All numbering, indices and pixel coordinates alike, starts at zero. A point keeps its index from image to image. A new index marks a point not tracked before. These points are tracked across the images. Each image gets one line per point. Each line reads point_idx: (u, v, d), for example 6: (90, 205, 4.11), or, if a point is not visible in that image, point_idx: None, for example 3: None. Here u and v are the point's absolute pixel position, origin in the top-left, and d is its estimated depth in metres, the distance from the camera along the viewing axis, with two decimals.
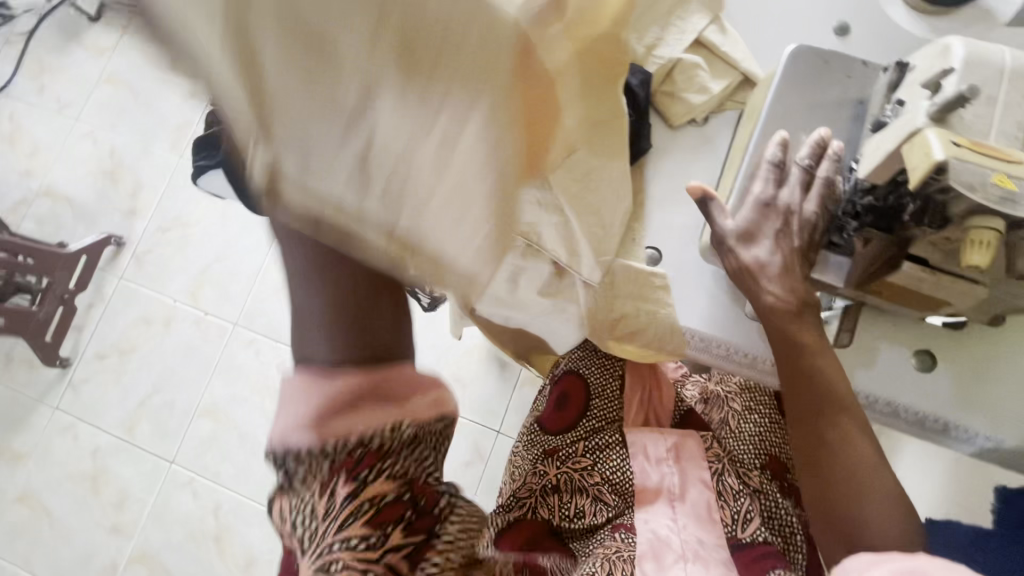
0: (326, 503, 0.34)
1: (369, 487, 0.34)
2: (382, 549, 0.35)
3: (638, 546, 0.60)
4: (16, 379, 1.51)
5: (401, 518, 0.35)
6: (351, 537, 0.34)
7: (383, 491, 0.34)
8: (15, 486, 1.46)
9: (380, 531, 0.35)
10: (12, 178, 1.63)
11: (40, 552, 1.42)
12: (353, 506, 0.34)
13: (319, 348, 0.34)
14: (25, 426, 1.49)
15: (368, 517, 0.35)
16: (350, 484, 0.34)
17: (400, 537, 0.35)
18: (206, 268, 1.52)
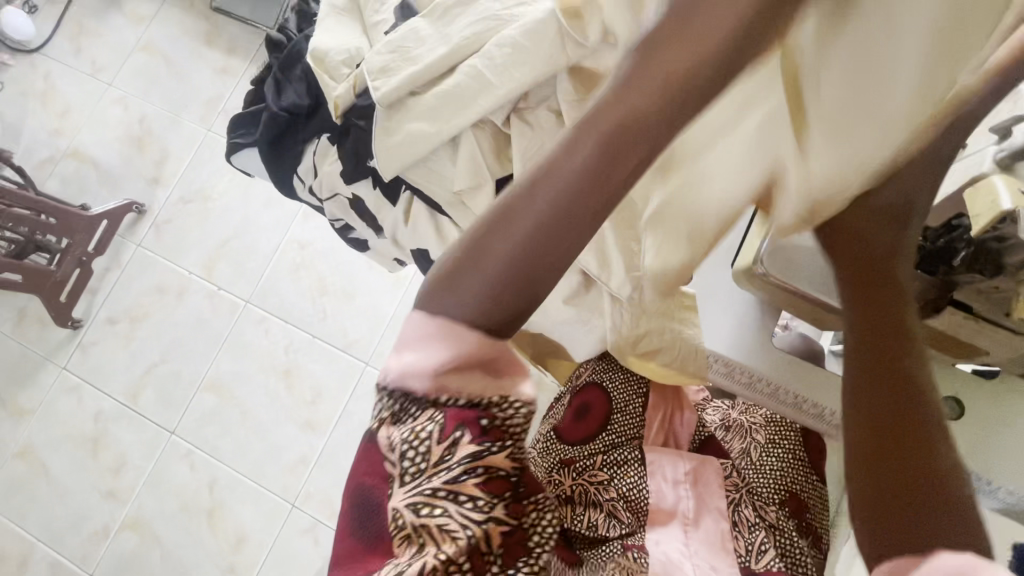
0: (444, 454, 0.41)
1: (488, 452, 0.41)
2: (482, 508, 0.42)
3: (649, 565, 0.60)
4: (27, 336, 1.53)
5: (506, 496, 0.43)
6: (464, 498, 0.41)
7: (499, 462, 0.42)
8: (16, 441, 1.47)
9: (483, 491, 0.42)
10: (40, 136, 1.64)
11: (35, 509, 1.43)
12: (469, 462, 0.41)
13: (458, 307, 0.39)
14: (32, 383, 1.50)
15: (482, 482, 0.42)
16: (478, 456, 0.41)
17: (502, 511, 0.43)
18: (224, 243, 1.53)
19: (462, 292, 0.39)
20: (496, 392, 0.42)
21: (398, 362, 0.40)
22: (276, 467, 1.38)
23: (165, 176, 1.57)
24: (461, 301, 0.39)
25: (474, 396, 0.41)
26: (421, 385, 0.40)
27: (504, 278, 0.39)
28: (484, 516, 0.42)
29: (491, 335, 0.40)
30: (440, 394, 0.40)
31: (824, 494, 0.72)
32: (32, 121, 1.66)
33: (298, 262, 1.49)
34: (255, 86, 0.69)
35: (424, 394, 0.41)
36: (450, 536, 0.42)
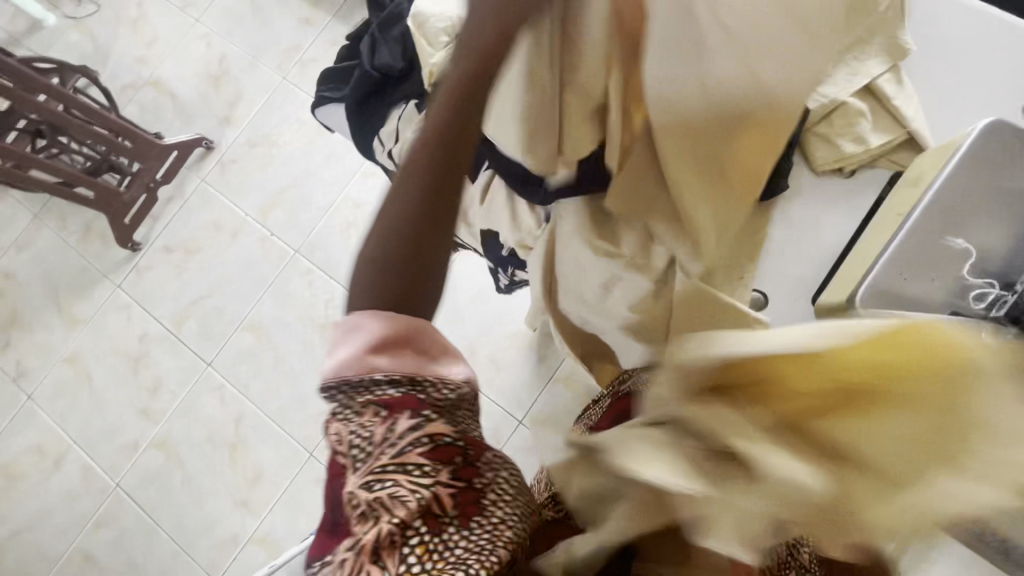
0: (386, 431, 0.38)
1: (426, 418, 0.39)
2: (433, 477, 0.37)
3: None
4: (89, 251, 1.60)
5: (457, 459, 0.38)
6: (412, 466, 0.37)
7: (439, 428, 0.39)
8: (67, 347, 1.56)
9: (428, 457, 0.38)
10: (127, 61, 1.70)
11: (76, 413, 1.52)
12: (410, 433, 0.38)
13: (362, 305, 0.42)
14: (89, 294, 1.58)
15: (430, 449, 0.38)
16: (420, 422, 0.39)
17: (451, 477, 0.37)
18: (282, 190, 1.55)
19: (361, 289, 0.42)
20: (421, 368, 0.40)
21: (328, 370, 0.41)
22: (301, 415, 1.42)
23: (237, 117, 1.60)
24: (365, 301, 0.42)
25: (407, 373, 0.40)
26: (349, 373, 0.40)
27: (382, 276, 0.41)
28: (434, 482, 0.37)
29: (393, 312, 0.41)
30: (369, 374, 0.40)
31: None
32: (121, 46, 1.71)
33: (351, 220, 1.51)
34: (350, 41, 0.68)
35: (359, 382, 0.40)
36: (403, 507, 0.36)
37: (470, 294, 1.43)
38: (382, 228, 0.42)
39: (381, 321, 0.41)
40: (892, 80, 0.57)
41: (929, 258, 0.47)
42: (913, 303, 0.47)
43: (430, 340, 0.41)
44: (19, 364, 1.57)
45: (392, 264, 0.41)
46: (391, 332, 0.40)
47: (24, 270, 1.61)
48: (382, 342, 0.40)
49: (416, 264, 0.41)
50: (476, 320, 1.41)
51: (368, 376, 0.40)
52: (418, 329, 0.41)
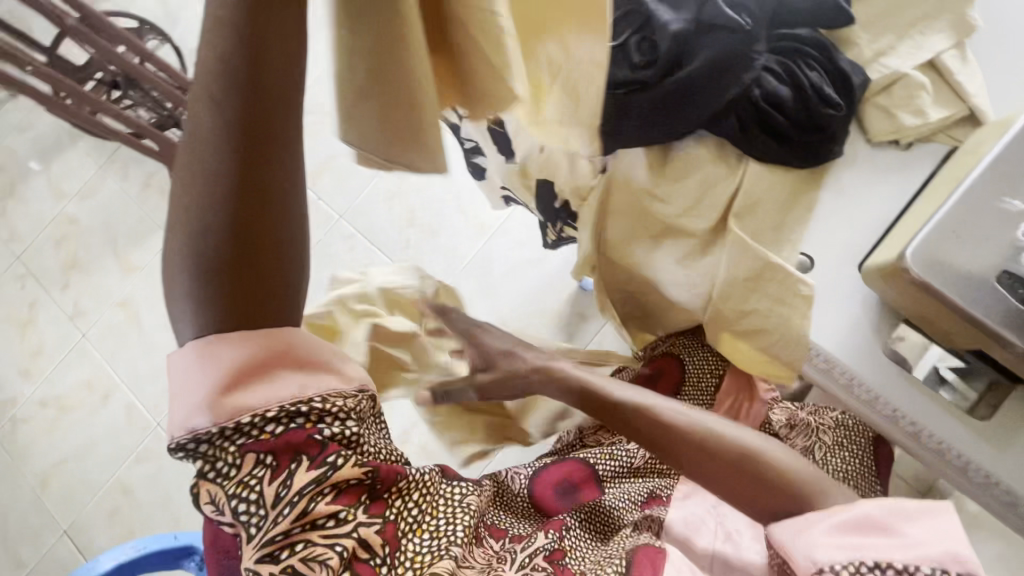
0: (281, 490, 0.46)
1: (332, 469, 0.47)
2: (348, 523, 0.49)
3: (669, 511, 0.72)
4: (147, 203, 1.69)
5: (361, 497, 0.50)
6: (322, 515, 0.48)
7: (346, 478, 0.48)
8: (120, 291, 1.65)
9: (337, 505, 0.48)
10: (193, 27, 1.78)
11: (124, 354, 1.61)
12: (313, 488, 0.47)
13: (187, 330, 0.46)
14: (144, 244, 1.67)
15: (333, 495, 0.48)
16: (317, 476, 0.47)
17: (362, 512, 0.49)
18: (330, 157, 1.60)
19: (187, 314, 0.45)
20: (277, 402, 0.46)
21: (179, 423, 0.45)
22: None
23: None
24: (187, 324, 0.46)
25: (272, 410, 0.46)
26: (205, 425, 0.45)
27: (206, 294, 0.45)
28: (351, 525, 0.49)
29: (220, 337, 0.45)
30: (227, 424, 0.45)
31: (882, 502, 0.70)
32: (189, 12, 1.79)
33: (393, 190, 1.56)
34: None
35: (229, 440, 0.45)
36: (328, 565, 0.47)
37: (506, 269, 1.46)
38: (192, 250, 0.44)
39: (219, 360, 0.45)
40: (957, 56, 0.57)
41: (980, 220, 0.48)
42: (958, 267, 0.48)
43: (284, 360, 0.47)
44: (76, 305, 1.66)
45: (209, 283, 0.45)
46: (236, 369, 0.45)
47: (86, 217, 1.71)
48: (246, 385, 0.46)
49: (242, 284, 0.45)
50: (508, 294, 1.44)
51: (238, 423, 0.45)
52: (260, 359, 0.46)
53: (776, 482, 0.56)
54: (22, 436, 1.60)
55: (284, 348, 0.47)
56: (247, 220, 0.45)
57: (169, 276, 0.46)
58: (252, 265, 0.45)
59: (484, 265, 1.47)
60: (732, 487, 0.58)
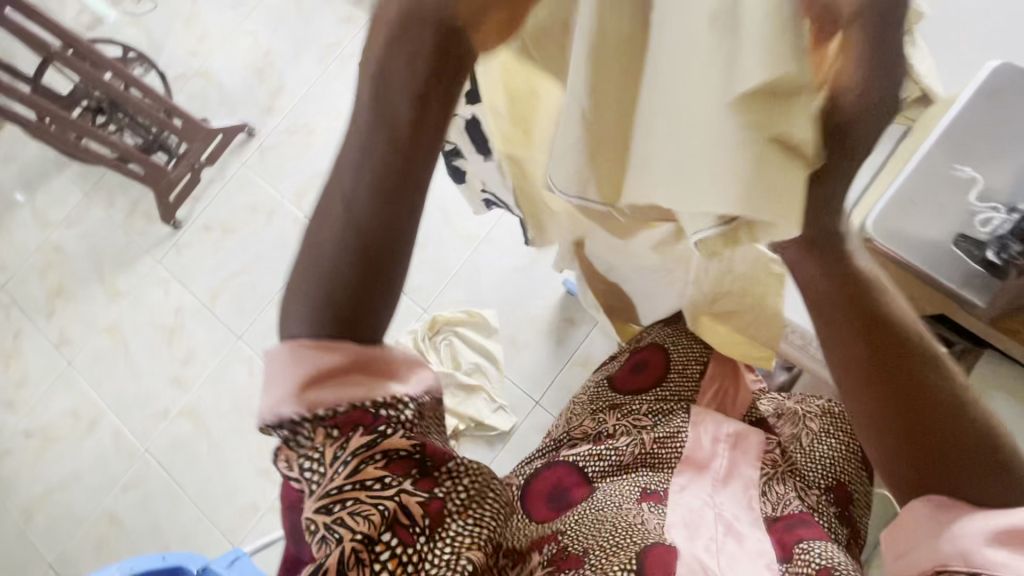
0: (337, 450, 0.43)
1: (383, 436, 0.44)
2: (391, 487, 0.44)
3: (668, 517, 0.59)
4: (134, 227, 1.69)
5: (410, 470, 0.44)
6: (370, 480, 0.43)
7: (397, 445, 0.44)
8: (106, 317, 1.64)
9: (388, 471, 0.44)
10: (179, 54, 1.81)
11: (111, 380, 1.59)
12: (365, 451, 0.43)
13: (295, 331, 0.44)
14: (130, 269, 1.66)
15: (384, 464, 0.44)
16: (373, 440, 0.43)
17: (410, 483, 0.44)
18: (318, 175, 1.62)
19: (296, 314, 0.44)
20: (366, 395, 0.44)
21: (270, 407, 0.43)
22: None
23: (278, 106, 1.70)
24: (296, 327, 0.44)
25: (356, 400, 0.43)
26: (290, 412, 0.43)
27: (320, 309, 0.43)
28: (395, 490, 0.44)
29: (327, 337, 0.43)
30: (314, 409, 0.43)
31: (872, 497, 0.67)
32: (174, 40, 1.83)
33: None
34: None
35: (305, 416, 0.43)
36: (368, 520, 0.43)
37: (494, 278, 1.47)
38: (316, 271, 0.43)
39: (325, 359, 0.43)
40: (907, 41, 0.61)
41: None
42: None
43: (383, 370, 0.45)
44: (61, 332, 1.65)
45: (323, 301, 0.43)
46: (329, 366, 0.43)
47: (71, 244, 1.71)
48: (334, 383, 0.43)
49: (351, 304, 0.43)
50: (497, 303, 1.45)
51: (316, 414, 0.43)
52: (354, 360, 0.43)
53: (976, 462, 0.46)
54: (7, 469, 1.56)
55: (369, 355, 0.44)
56: (361, 250, 0.43)
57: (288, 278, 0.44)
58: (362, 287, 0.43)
59: (472, 274, 1.48)
60: (922, 439, 0.47)
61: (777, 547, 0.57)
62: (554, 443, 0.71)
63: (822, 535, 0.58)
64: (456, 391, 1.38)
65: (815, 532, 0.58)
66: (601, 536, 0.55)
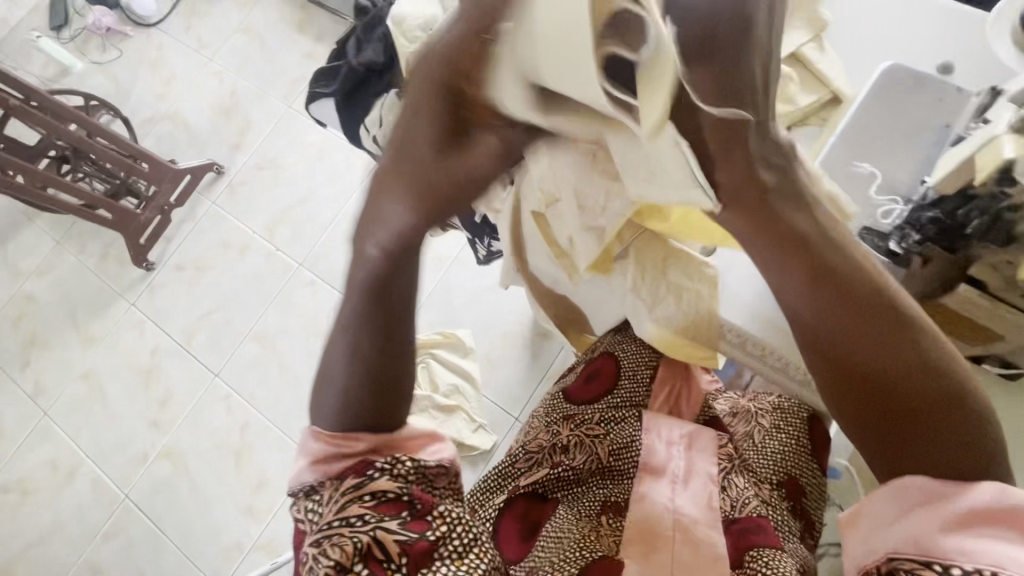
0: (334, 493, 0.47)
1: (371, 479, 0.47)
2: (370, 524, 0.45)
3: (626, 531, 0.61)
4: (107, 272, 1.69)
5: (399, 514, 0.46)
6: (353, 519, 0.45)
7: (385, 487, 0.47)
8: (82, 364, 1.63)
9: (377, 513, 0.46)
10: (146, 99, 1.84)
11: (89, 428, 1.57)
12: (354, 491, 0.46)
13: (325, 420, 0.49)
14: (105, 313, 1.66)
15: (374, 506, 0.46)
16: (365, 484, 0.47)
17: (393, 526, 0.45)
18: (288, 208, 1.64)
19: (328, 405, 0.49)
20: (380, 459, 0.48)
21: (295, 477, 0.49)
22: (302, 418, 1.47)
23: (246, 143, 1.72)
24: (328, 417, 0.49)
25: (368, 460, 0.47)
26: (308, 479, 0.48)
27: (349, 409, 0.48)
28: (373, 525, 0.45)
29: (360, 426, 0.48)
30: (328, 473, 0.47)
31: (824, 487, 0.70)
32: (141, 86, 1.86)
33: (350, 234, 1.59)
34: (338, 45, 0.77)
35: (321, 479, 0.47)
36: (342, 549, 0.44)
37: (466, 297, 1.49)
38: (345, 369, 0.49)
39: (355, 443, 0.48)
40: (816, 48, 0.64)
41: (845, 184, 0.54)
42: None
43: (403, 444, 0.49)
44: (36, 382, 1.63)
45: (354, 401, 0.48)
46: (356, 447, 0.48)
47: (44, 293, 1.70)
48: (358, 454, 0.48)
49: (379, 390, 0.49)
50: (471, 322, 1.46)
51: (328, 476, 0.47)
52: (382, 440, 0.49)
53: (940, 434, 0.43)
54: None
55: (390, 437, 0.49)
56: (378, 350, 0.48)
57: (319, 376, 0.50)
58: (380, 375, 0.49)
59: (445, 295, 1.50)
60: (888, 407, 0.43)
61: (729, 551, 0.59)
62: (511, 459, 0.70)
63: (777, 543, 0.59)
64: (435, 413, 1.37)
65: (768, 537, 0.59)
66: (558, 548, 0.60)
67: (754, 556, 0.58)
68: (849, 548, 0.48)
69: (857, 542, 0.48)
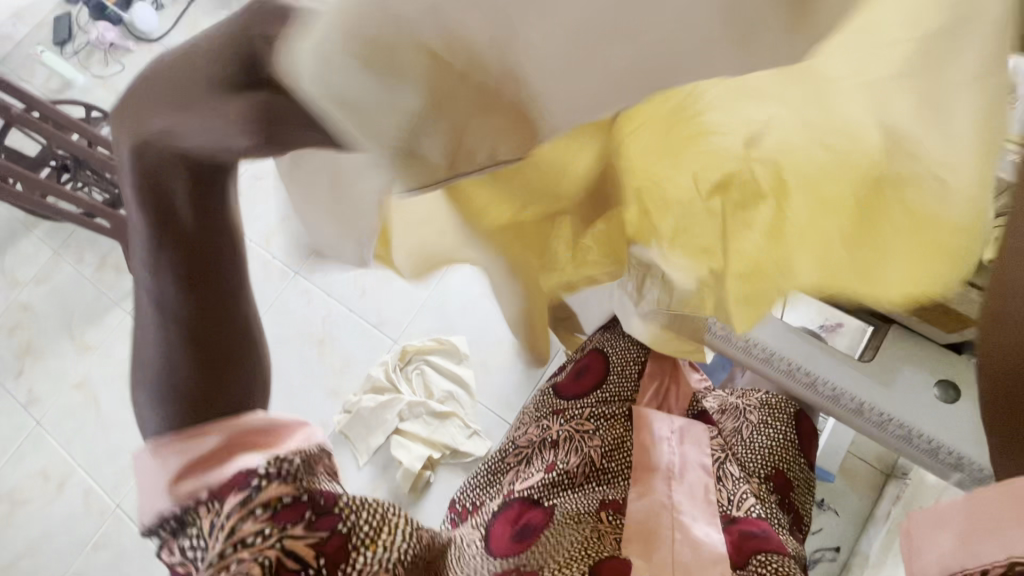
0: (213, 517, 0.41)
1: (258, 490, 0.41)
2: (273, 537, 0.43)
3: (626, 527, 0.60)
4: (104, 281, 1.70)
5: (303, 516, 0.44)
6: (250, 538, 0.42)
7: (278, 495, 0.42)
8: (76, 372, 1.63)
9: (273, 525, 0.42)
10: None
11: (82, 437, 1.56)
12: (239, 512, 0.41)
13: (150, 426, 0.40)
14: (101, 322, 1.66)
15: (269, 516, 0.42)
16: (248, 500, 0.41)
17: (302, 530, 0.44)
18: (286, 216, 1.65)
19: (147, 410, 0.40)
20: (246, 464, 0.41)
21: (145, 511, 0.41)
22: None
23: None
24: (150, 423, 0.40)
25: (237, 472, 0.40)
26: (166, 506, 0.40)
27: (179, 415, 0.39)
28: (279, 538, 0.43)
29: (180, 425, 0.39)
30: (189, 500, 0.40)
31: (811, 483, 0.72)
32: None
33: None
34: None
35: (179, 511, 0.40)
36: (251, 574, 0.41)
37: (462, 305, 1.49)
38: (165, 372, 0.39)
39: (191, 449, 0.39)
40: None
41: None
42: None
43: (268, 431, 0.42)
44: (30, 391, 1.63)
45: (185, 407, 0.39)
46: (200, 455, 0.39)
47: (42, 301, 1.71)
48: (217, 464, 0.40)
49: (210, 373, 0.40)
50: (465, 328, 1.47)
51: (193, 500, 0.40)
52: (238, 436, 0.41)
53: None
54: None
55: (239, 431, 0.41)
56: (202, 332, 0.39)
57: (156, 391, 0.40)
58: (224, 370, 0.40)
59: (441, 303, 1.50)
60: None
61: (733, 552, 0.57)
62: (501, 454, 0.72)
63: (782, 547, 0.58)
64: (428, 420, 1.38)
65: (774, 544, 0.58)
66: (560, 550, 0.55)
67: (759, 564, 0.56)
68: (937, 541, 0.39)
69: (948, 537, 0.38)
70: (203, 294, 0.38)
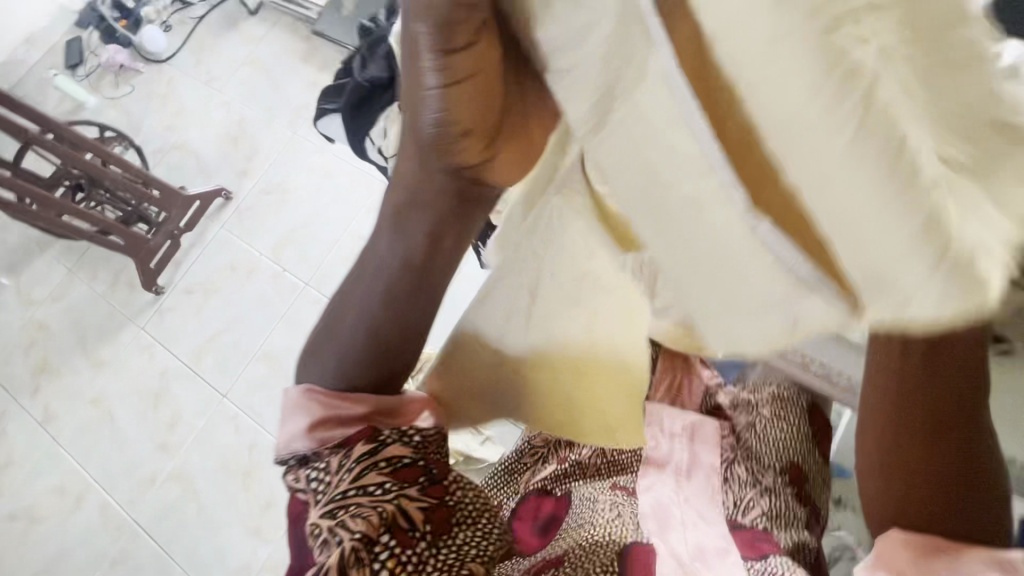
0: (343, 458, 0.45)
1: (384, 444, 0.46)
2: (391, 491, 0.44)
3: (641, 505, 0.63)
4: (117, 297, 1.72)
5: (417, 478, 0.46)
6: (370, 486, 0.44)
7: (398, 452, 0.46)
8: (92, 388, 1.64)
9: (391, 477, 0.45)
10: (156, 130, 1.90)
11: (98, 452, 1.58)
12: (367, 457, 0.45)
13: (321, 375, 0.49)
14: (115, 338, 1.68)
15: (389, 471, 0.45)
16: (375, 449, 0.46)
17: (416, 492, 0.45)
18: (296, 229, 1.68)
19: (321, 362, 0.49)
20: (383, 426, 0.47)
21: (285, 444, 0.48)
22: None
23: (253, 169, 1.77)
24: (321, 370, 0.49)
25: (374, 427, 0.47)
26: (305, 446, 0.47)
27: (355, 359, 0.48)
28: (396, 492, 0.44)
29: (342, 385, 0.48)
30: (324, 444, 0.46)
31: (829, 474, 0.71)
32: (151, 119, 1.92)
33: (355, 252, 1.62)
34: (343, 65, 0.81)
35: (314, 451, 0.47)
36: (365, 520, 0.43)
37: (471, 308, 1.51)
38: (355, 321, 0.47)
39: (343, 407, 0.47)
40: None
41: None
42: None
43: (403, 407, 0.49)
44: (46, 409, 1.64)
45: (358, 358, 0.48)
46: (350, 411, 0.47)
47: (56, 319, 1.73)
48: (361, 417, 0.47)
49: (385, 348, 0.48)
50: None
51: (326, 445, 0.46)
52: (383, 403, 0.48)
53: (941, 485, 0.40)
54: None
55: (382, 401, 0.48)
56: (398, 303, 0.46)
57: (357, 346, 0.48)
58: (399, 339, 0.48)
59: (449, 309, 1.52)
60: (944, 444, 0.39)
61: (741, 547, 0.60)
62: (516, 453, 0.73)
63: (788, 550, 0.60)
64: None
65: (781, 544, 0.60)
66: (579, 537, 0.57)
67: (773, 559, 0.58)
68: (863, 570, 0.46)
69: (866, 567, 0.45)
70: (407, 292, 0.46)
